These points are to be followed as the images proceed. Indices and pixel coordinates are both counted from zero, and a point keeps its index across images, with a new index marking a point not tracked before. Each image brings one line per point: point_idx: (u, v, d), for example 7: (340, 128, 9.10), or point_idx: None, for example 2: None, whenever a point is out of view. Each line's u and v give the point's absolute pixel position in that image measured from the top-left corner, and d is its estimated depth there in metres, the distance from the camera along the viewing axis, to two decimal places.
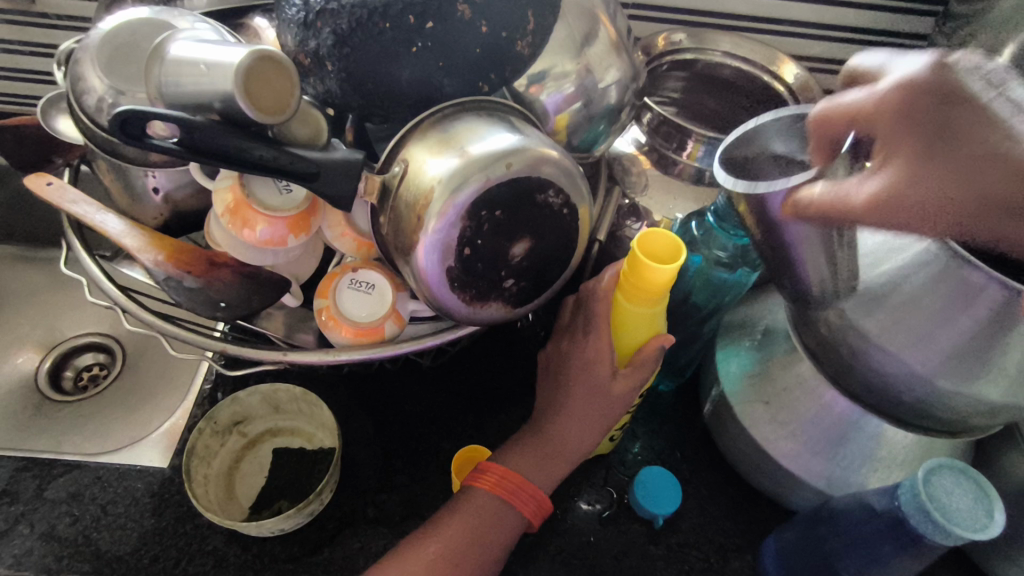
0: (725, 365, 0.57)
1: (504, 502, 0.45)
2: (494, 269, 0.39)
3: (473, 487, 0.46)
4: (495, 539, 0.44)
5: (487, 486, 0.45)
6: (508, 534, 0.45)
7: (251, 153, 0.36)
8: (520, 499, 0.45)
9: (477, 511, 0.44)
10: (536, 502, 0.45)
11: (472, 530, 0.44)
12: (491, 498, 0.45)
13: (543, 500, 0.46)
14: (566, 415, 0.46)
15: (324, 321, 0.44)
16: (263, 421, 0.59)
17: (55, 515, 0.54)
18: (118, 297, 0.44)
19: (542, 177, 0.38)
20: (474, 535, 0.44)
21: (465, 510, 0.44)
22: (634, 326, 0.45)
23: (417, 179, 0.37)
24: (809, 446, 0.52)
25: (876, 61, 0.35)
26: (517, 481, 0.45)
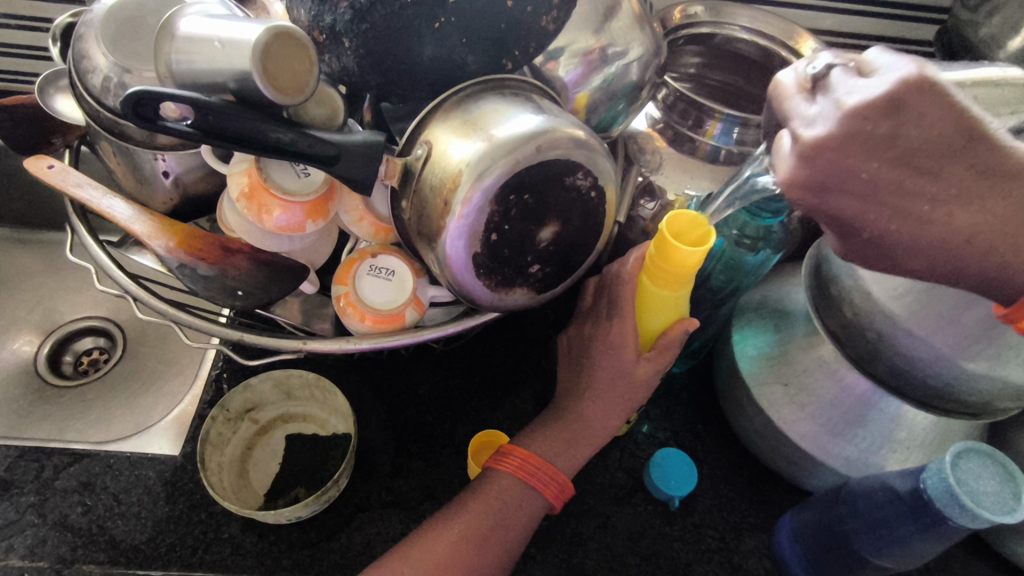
0: (742, 347, 0.57)
1: (526, 486, 0.44)
2: (521, 255, 0.38)
3: (495, 469, 0.45)
4: (517, 524, 0.44)
5: (510, 469, 0.45)
6: (529, 519, 0.44)
7: (269, 134, 0.35)
8: (541, 483, 0.44)
9: (500, 495, 0.44)
10: (558, 485, 0.45)
11: (495, 513, 0.43)
12: (512, 482, 0.44)
13: (566, 483, 0.45)
14: (590, 398, 0.46)
15: (342, 308, 0.42)
16: (275, 407, 0.58)
17: (67, 505, 0.53)
18: (128, 285, 0.42)
19: (571, 159, 0.36)
20: (495, 519, 0.43)
21: (489, 494, 0.44)
22: (659, 310, 0.44)
23: (442, 163, 0.36)
24: (828, 427, 0.51)
25: (794, 106, 0.37)
26: (538, 465, 0.45)
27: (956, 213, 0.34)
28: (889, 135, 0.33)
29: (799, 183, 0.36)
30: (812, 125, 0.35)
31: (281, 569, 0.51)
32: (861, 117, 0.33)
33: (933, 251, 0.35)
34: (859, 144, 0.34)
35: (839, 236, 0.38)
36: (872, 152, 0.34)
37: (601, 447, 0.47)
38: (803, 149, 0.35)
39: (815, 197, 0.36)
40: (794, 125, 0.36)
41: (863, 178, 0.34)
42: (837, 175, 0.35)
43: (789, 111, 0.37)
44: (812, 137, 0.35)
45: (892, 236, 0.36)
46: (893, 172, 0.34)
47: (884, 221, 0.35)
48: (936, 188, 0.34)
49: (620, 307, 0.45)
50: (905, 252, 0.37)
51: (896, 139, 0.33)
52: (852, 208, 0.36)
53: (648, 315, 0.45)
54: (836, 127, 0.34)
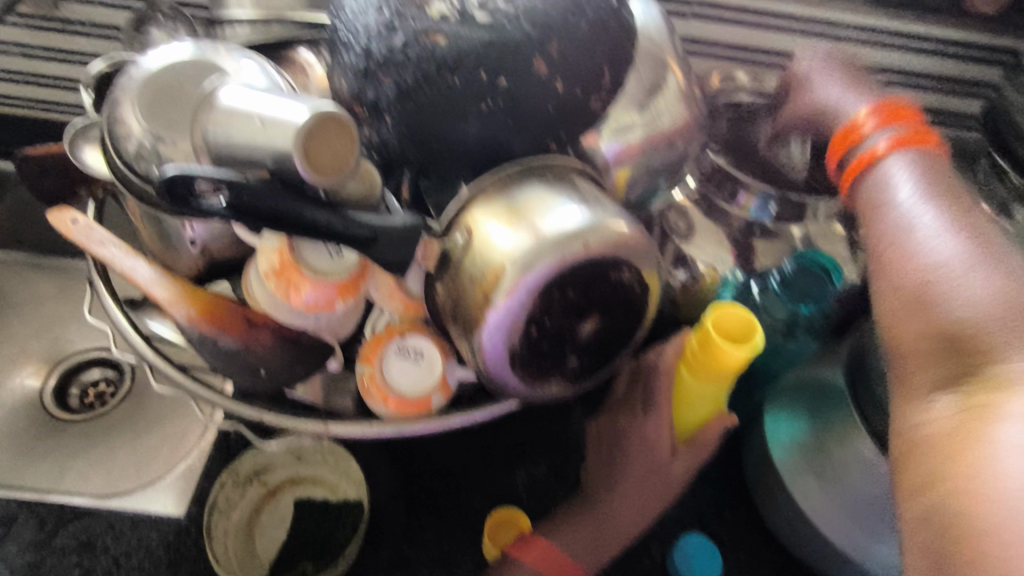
0: (776, 433, 0.54)
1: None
2: (560, 348, 0.36)
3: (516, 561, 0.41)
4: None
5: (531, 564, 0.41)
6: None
7: (305, 215, 0.34)
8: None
9: None
10: None
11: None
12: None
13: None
14: (621, 494, 0.43)
15: (366, 388, 0.41)
16: (284, 469, 0.56)
17: (66, 566, 0.51)
18: (144, 351, 0.41)
19: (618, 254, 0.34)
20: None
21: None
22: (698, 402, 0.42)
23: (483, 253, 0.34)
24: (866, 527, 0.49)
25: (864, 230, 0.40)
26: (565, 562, 0.41)
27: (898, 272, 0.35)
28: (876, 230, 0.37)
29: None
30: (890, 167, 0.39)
31: None
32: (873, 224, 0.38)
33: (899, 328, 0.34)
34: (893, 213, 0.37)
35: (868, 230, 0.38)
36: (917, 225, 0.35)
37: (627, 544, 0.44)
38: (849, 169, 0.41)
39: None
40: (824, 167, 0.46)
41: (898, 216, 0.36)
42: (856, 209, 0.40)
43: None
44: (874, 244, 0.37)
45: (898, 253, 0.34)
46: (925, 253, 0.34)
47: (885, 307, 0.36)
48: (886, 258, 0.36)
49: (658, 399, 0.42)
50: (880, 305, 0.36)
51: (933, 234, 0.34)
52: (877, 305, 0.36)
53: (687, 405, 0.42)
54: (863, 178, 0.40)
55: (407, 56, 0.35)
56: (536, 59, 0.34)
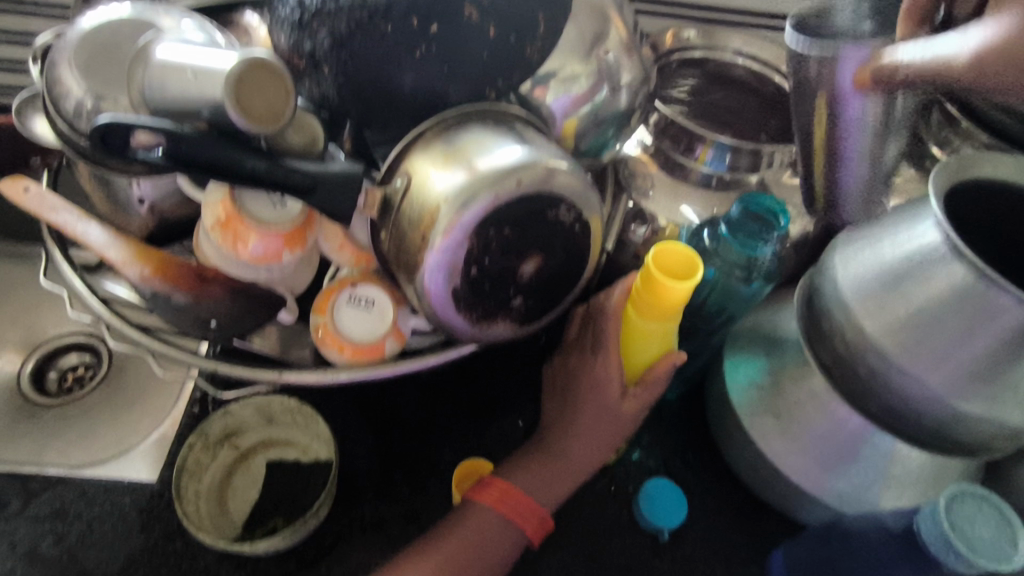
0: (734, 375, 0.56)
1: (504, 521, 0.43)
2: (503, 288, 0.37)
3: (474, 501, 0.44)
4: (495, 560, 0.43)
5: (489, 502, 0.44)
6: (506, 555, 0.43)
7: (241, 167, 0.34)
8: (520, 518, 0.44)
9: (478, 528, 0.43)
10: (539, 519, 0.44)
11: (469, 550, 0.42)
12: (491, 516, 0.43)
13: (547, 517, 0.45)
14: (573, 434, 0.45)
15: (320, 339, 0.41)
16: (255, 432, 0.57)
17: (37, 534, 0.52)
18: (101, 312, 0.41)
19: (554, 192, 0.35)
20: (473, 554, 0.42)
21: (467, 527, 0.43)
22: (647, 343, 0.43)
23: (422, 195, 0.35)
24: (821, 461, 0.50)
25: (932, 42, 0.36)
26: (518, 500, 0.44)
27: None
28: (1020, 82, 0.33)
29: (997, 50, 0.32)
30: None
31: None
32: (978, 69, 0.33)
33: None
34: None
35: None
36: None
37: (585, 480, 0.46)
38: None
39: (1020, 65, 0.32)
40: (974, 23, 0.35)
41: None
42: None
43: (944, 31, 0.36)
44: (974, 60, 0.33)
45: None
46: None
47: None
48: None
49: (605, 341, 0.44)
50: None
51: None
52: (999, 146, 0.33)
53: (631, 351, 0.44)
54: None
55: (339, 5, 0.35)
56: (468, 7, 0.35)
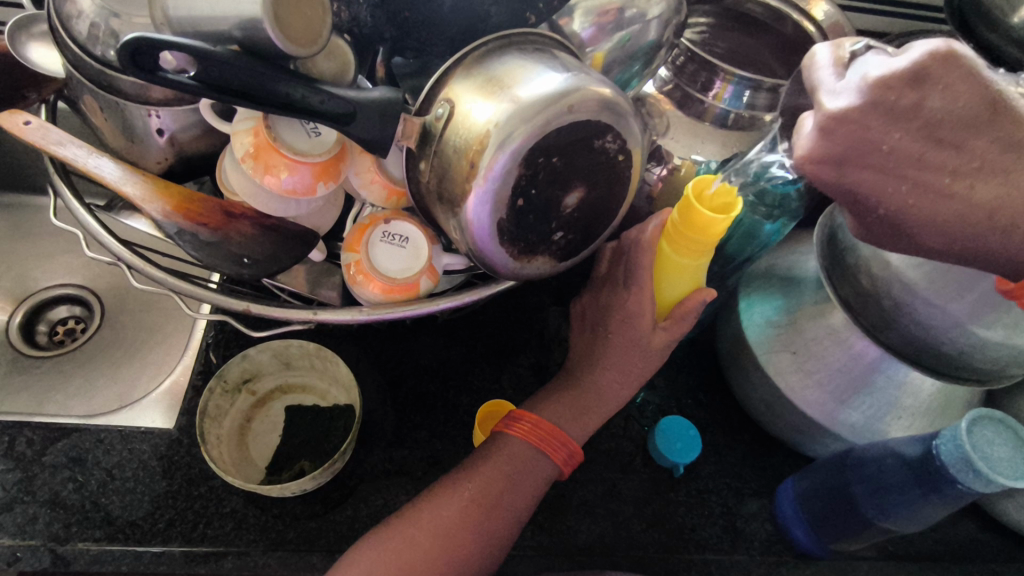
0: (749, 314, 0.57)
1: (537, 450, 0.44)
2: (546, 221, 0.37)
3: (506, 434, 0.45)
4: (531, 488, 0.44)
5: (521, 434, 0.45)
6: (540, 485, 0.44)
7: (279, 93, 0.32)
8: (551, 448, 0.44)
9: (510, 458, 0.44)
10: (568, 450, 0.45)
11: (503, 478, 0.43)
12: (524, 447, 0.44)
13: (577, 449, 0.45)
14: (603, 367, 0.46)
15: (353, 276, 0.40)
16: (272, 378, 0.57)
17: (57, 481, 0.51)
18: (121, 252, 0.40)
19: (601, 121, 0.35)
20: (508, 482, 0.43)
21: (499, 457, 0.44)
22: (678, 278, 0.44)
23: (466, 123, 0.34)
24: (838, 396, 0.51)
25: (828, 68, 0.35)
26: (549, 431, 0.45)
27: (978, 186, 0.34)
28: (914, 105, 0.32)
29: (817, 166, 0.34)
30: (839, 96, 0.33)
31: (286, 542, 0.50)
32: (886, 87, 0.32)
33: (958, 230, 0.35)
34: (884, 112, 0.32)
35: (855, 215, 0.37)
36: (897, 120, 0.33)
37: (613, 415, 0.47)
38: (824, 122, 0.33)
39: (832, 172, 0.34)
40: (820, 95, 0.34)
41: (885, 150, 0.33)
42: (853, 153, 0.33)
43: (816, 83, 0.35)
44: (839, 108, 0.33)
45: (907, 214, 0.35)
46: (915, 144, 0.33)
47: (903, 194, 0.34)
48: (960, 161, 0.33)
49: (637, 274, 0.44)
50: (920, 229, 0.35)
51: (920, 109, 0.32)
52: (872, 182, 0.34)
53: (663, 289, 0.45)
54: (863, 99, 0.32)
55: None
56: None
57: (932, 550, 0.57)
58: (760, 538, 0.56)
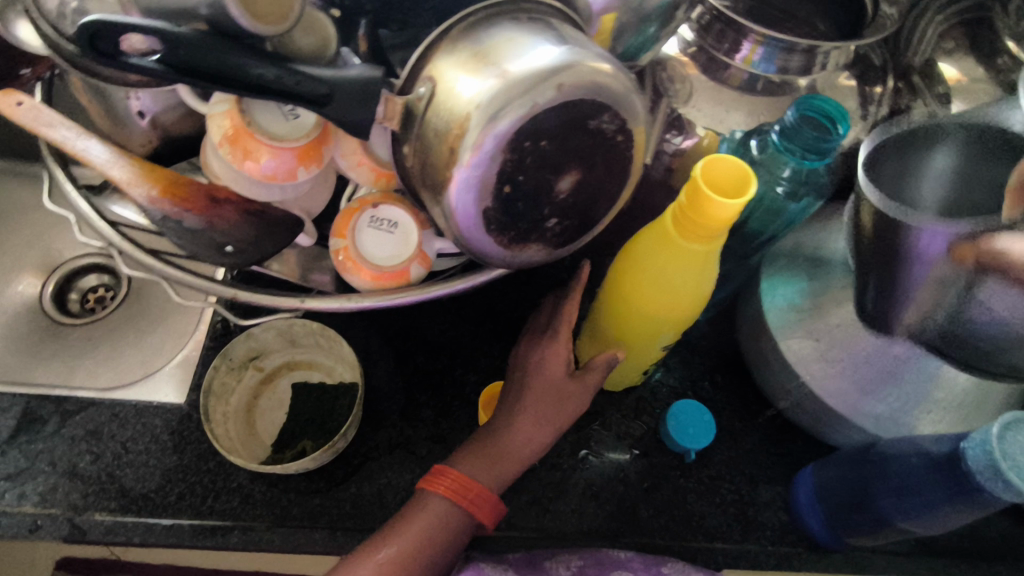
0: (771, 296, 0.53)
1: (457, 507, 0.43)
2: (537, 208, 0.34)
3: (428, 490, 0.44)
4: (446, 547, 0.42)
5: (442, 492, 0.43)
6: (458, 537, 0.43)
7: (250, 72, 0.30)
8: (472, 505, 0.43)
9: (431, 517, 0.43)
10: (489, 506, 0.44)
11: (426, 537, 0.42)
12: (443, 503, 0.43)
13: (498, 501, 0.44)
14: (522, 412, 0.47)
15: (342, 263, 0.39)
16: (279, 354, 0.57)
17: (75, 453, 0.52)
18: (111, 236, 0.39)
19: (596, 100, 0.32)
20: (428, 541, 0.42)
21: (421, 515, 0.43)
22: (684, 267, 0.41)
23: (447, 103, 0.31)
24: (866, 389, 0.48)
25: None
26: (465, 484, 0.43)
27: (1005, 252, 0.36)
28: None
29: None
30: None
31: (291, 518, 0.51)
32: None
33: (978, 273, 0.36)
34: None
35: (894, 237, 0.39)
36: None
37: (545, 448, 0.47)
38: None
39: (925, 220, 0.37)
40: None
41: None
42: None
43: None
44: None
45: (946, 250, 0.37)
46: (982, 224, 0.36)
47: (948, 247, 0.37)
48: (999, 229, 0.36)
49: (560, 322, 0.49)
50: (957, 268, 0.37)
51: None
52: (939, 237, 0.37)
53: (661, 305, 0.44)
54: None
55: None
56: None
57: (959, 545, 0.54)
58: (773, 528, 0.54)
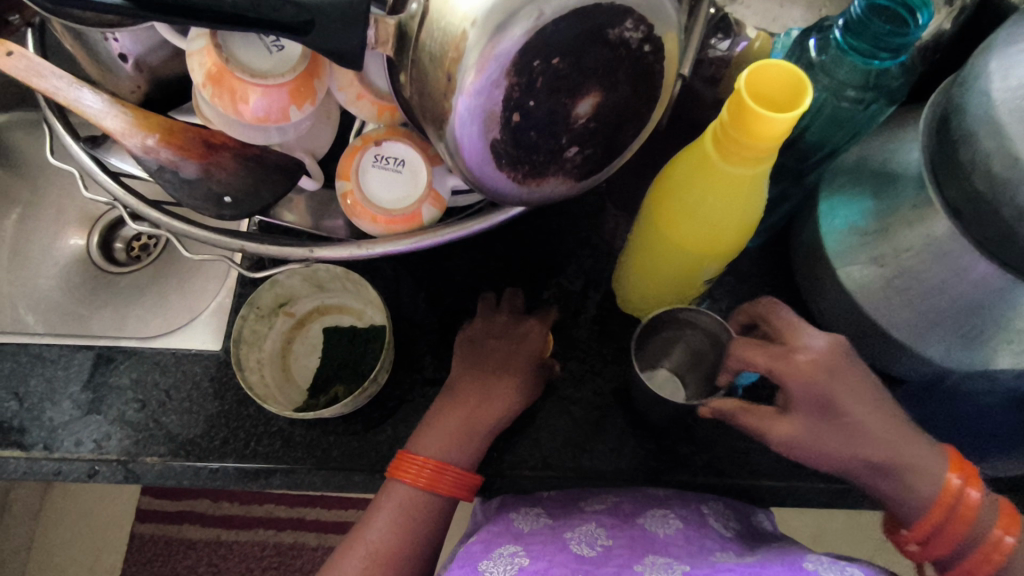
0: (831, 219, 0.47)
1: (431, 493, 0.45)
2: (552, 137, 0.30)
3: (396, 480, 0.45)
4: (426, 528, 0.44)
5: (410, 480, 0.45)
6: (440, 520, 0.45)
7: (220, 0, 0.27)
8: (447, 486, 0.45)
9: (402, 506, 0.44)
10: (465, 481, 0.46)
11: (401, 522, 0.44)
12: (413, 490, 0.45)
13: (472, 476, 0.46)
14: (491, 379, 0.48)
15: (348, 207, 0.37)
16: (309, 299, 0.56)
17: (123, 401, 0.54)
18: (115, 190, 0.38)
19: (616, 3, 0.27)
20: (404, 529, 0.44)
21: (391, 507, 0.44)
22: (727, 194, 0.37)
23: (441, 20, 0.27)
24: (956, 332, 0.42)
25: None
26: (438, 468, 0.45)
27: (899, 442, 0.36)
28: None
29: None
30: None
31: (331, 460, 0.52)
32: None
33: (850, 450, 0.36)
34: None
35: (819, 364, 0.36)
36: None
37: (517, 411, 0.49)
38: None
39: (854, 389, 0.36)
40: None
41: None
42: None
43: None
44: None
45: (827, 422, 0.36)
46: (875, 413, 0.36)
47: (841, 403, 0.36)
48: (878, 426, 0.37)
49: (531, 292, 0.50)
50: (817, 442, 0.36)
51: None
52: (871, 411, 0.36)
53: (701, 236, 0.40)
54: None
55: None
56: None
57: None
58: None
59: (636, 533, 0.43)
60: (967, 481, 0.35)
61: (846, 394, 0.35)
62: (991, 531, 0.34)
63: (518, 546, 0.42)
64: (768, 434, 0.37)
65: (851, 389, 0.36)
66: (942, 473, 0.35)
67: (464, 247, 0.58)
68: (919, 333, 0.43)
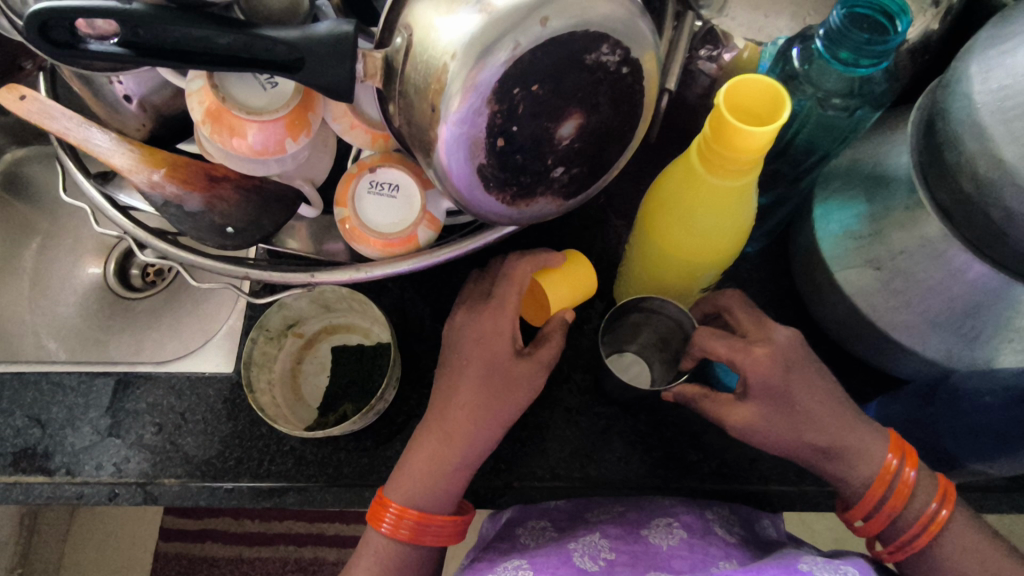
0: (826, 222, 0.47)
1: (406, 545, 0.44)
2: (538, 158, 0.31)
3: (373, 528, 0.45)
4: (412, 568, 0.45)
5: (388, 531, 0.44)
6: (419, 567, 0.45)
7: (216, 43, 0.28)
8: (426, 537, 0.45)
9: (381, 554, 0.44)
10: (446, 530, 0.45)
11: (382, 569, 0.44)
12: (391, 541, 0.45)
13: (453, 522, 0.45)
14: (458, 407, 0.45)
15: (346, 232, 0.38)
16: (317, 320, 0.57)
17: (140, 425, 0.56)
18: (125, 224, 0.39)
19: (592, 28, 0.28)
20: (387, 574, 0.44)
21: (368, 555, 0.45)
22: (715, 206, 0.37)
23: (424, 52, 0.28)
24: (956, 333, 0.42)
25: None
26: (419, 521, 0.44)
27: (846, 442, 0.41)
28: None
29: None
30: None
31: (342, 477, 0.53)
32: None
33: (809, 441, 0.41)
34: None
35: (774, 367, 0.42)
36: None
37: (490, 439, 0.46)
38: None
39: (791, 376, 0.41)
40: None
41: None
42: None
43: None
44: None
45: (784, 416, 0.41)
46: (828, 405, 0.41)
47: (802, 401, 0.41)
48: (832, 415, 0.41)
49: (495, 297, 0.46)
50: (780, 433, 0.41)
51: None
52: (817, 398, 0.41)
53: (693, 247, 0.41)
54: None
55: None
56: None
57: None
58: None
59: (637, 549, 0.44)
60: (907, 462, 0.40)
61: (803, 385, 0.40)
62: (926, 504, 0.40)
63: (522, 560, 0.43)
64: (726, 417, 0.42)
65: (807, 381, 0.41)
66: (885, 454, 0.40)
67: (467, 262, 0.59)
68: (913, 328, 0.43)
